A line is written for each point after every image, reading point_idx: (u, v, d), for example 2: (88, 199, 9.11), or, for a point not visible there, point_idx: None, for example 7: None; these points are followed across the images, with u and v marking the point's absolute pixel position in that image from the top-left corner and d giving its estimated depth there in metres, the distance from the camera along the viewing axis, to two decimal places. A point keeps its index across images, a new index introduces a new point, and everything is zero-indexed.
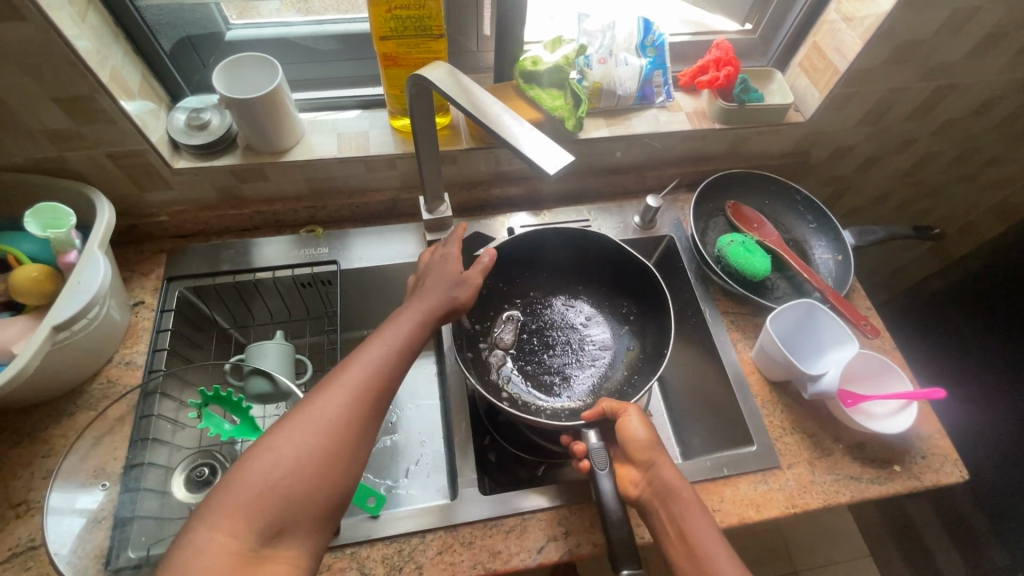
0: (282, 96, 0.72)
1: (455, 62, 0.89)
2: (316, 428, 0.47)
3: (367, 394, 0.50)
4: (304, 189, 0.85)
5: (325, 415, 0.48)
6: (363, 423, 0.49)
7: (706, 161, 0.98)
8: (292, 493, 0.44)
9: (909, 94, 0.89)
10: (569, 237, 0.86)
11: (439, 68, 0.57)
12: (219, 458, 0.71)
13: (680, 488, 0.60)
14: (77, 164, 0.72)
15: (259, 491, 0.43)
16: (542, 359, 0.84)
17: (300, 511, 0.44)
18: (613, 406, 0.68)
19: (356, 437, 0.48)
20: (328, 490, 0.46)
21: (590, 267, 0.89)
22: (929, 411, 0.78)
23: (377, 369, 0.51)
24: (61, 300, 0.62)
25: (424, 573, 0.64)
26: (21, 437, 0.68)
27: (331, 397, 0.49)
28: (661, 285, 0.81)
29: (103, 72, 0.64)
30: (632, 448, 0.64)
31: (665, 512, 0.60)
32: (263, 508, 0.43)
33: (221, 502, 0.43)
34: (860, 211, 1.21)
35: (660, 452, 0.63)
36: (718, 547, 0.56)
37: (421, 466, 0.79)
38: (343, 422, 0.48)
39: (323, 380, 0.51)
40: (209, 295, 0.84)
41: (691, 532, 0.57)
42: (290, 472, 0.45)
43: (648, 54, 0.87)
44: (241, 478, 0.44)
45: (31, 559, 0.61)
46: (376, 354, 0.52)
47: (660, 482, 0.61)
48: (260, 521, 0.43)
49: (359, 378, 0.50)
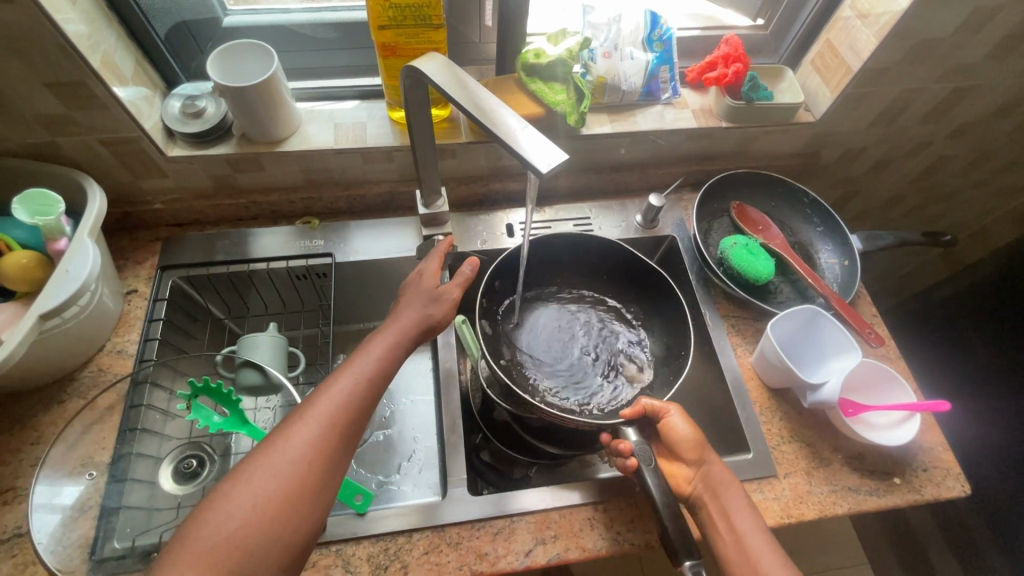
0: (277, 85, 0.71)
1: (457, 53, 0.87)
2: (281, 471, 0.46)
3: (332, 431, 0.49)
4: (300, 179, 0.84)
5: (288, 456, 0.47)
6: (329, 462, 0.48)
7: (712, 160, 0.95)
8: (253, 540, 0.44)
9: (925, 95, 0.86)
10: (583, 238, 0.83)
11: (434, 61, 0.55)
12: (208, 450, 0.72)
13: (732, 486, 0.62)
14: (70, 150, 0.71)
15: (219, 540, 0.43)
16: (575, 359, 0.78)
17: (262, 558, 0.44)
18: (655, 404, 0.66)
19: (321, 477, 0.47)
20: (290, 535, 0.45)
21: (598, 268, 0.86)
22: (932, 422, 0.76)
23: (345, 404, 0.50)
24: (48, 288, 0.61)
25: (410, 573, 0.64)
26: (10, 424, 0.68)
27: (295, 436, 0.48)
28: (666, 281, 0.79)
29: (94, 57, 0.63)
30: (681, 446, 0.65)
31: (716, 507, 0.62)
32: (223, 557, 0.42)
33: (180, 552, 0.42)
34: (869, 214, 1.19)
35: (708, 450, 0.65)
36: (766, 546, 0.58)
37: (412, 463, 0.78)
38: (307, 464, 0.47)
39: (290, 415, 0.50)
40: (204, 284, 0.83)
41: (739, 528, 0.59)
42: (253, 516, 0.44)
43: (655, 49, 0.85)
44: (201, 526, 0.43)
45: (17, 546, 0.61)
46: (345, 386, 0.51)
47: (712, 478, 0.63)
48: (220, 571, 0.42)
49: (326, 414, 0.49)
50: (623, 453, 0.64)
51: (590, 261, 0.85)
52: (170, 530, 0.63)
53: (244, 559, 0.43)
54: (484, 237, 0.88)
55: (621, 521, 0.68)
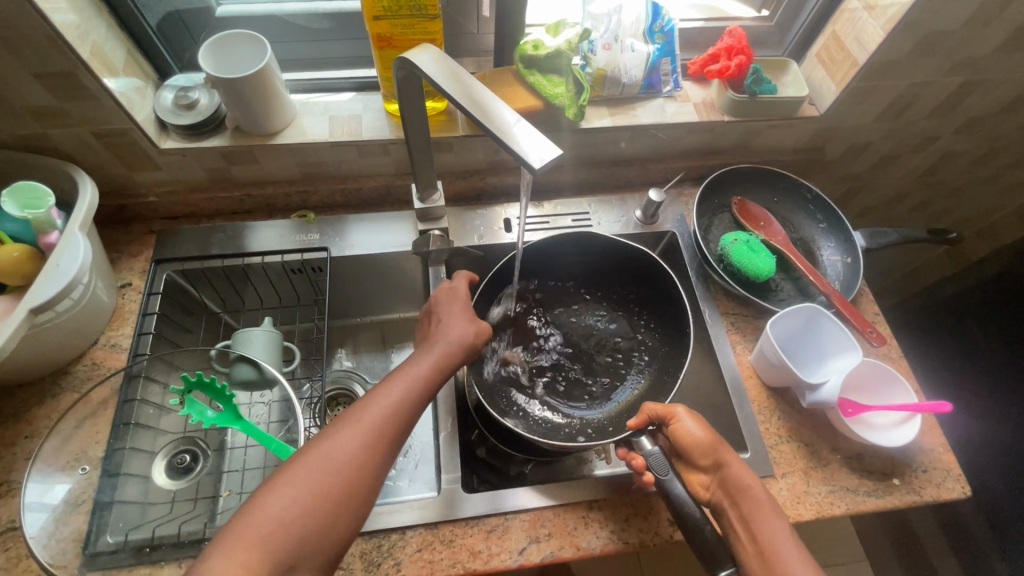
0: (270, 77, 0.70)
1: (454, 44, 0.85)
2: (338, 462, 0.47)
3: (384, 434, 0.50)
4: (295, 173, 0.83)
5: (345, 450, 0.48)
6: (378, 465, 0.49)
7: (714, 155, 0.94)
8: (307, 525, 0.44)
9: (932, 89, 0.84)
10: (574, 238, 0.83)
11: (427, 53, 0.54)
12: (201, 445, 0.72)
13: (753, 489, 0.61)
14: (62, 142, 0.70)
15: (274, 523, 0.43)
16: (562, 376, 0.80)
17: (311, 547, 0.44)
18: (659, 410, 0.66)
19: (369, 478, 0.48)
20: (335, 532, 0.46)
21: (572, 267, 0.87)
22: (933, 423, 0.75)
23: (398, 407, 0.52)
24: (38, 283, 0.61)
25: (403, 570, 0.64)
26: (4, 417, 0.68)
27: (349, 435, 0.49)
28: (672, 278, 0.80)
29: (83, 47, 0.62)
30: (693, 450, 0.64)
31: (737, 513, 0.61)
32: (276, 541, 0.43)
33: (236, 532, 0.43)
34: (874, 210, 1.17)
35: (725, 451, 0.64)
36: (793, 549, 0.57)
37: (408, 458, 0.76)
38: (358, 462, 0.48)
39: (346, 412, 0.51)
40: (198, 278, 0.82)
41: (763, 536, 0.58)
42: (309, 503, 0.45)
43: (657, 40, 0.83)
44: (258, 509, 0.44)
45: (10, 540, 0.61)
46: (399, 391, 0.53)
47: (729, 482, 0.62)
48: (272, 554, 0.43)
49: (378, 417, 0.51)
50: (636, 468, 0.66)
51: (579, 261, 0.86)
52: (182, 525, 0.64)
53: (294, 545, 0.44)
54: (481, 232, 0.87)
55: (616, 520, 0.68)
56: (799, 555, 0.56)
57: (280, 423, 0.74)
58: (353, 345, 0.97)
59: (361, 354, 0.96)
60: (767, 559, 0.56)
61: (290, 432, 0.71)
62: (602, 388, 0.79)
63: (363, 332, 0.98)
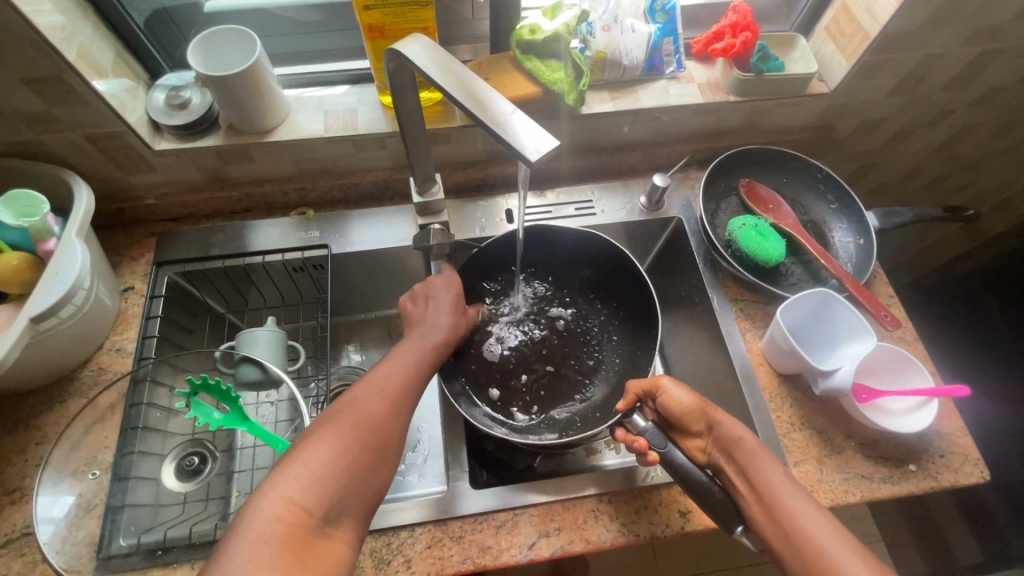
0: (261, 73, 0.68)
1: (449, 31, 0.83)
2: (371, 415, 0.49)
3: (405, 396, 0.53)
4: (292, 170, 0.82)
5: (373, 406, 0.50)
6: (405, 420, 0.52)
7: (720, 136, 0.91)
8: (348, 470, 0.46)
9: (949, 60, 0.80)
10: (575, 235, 0.82)
11: (417, 42, 0.52)
12: (210, 447, 0.72)
13: (745, 439, 0.60)
14: (55, 147, 0.70)
15: (319, 468, 0.45)
16: (548, 370, 0.79)
17: (353, 493, 0.46)
18: (643, 384, 0.67)
19: (399, 430, 0.51)
20: (374, 482, 0.47)
21: (556, 259, 0.85)
22: (950, 406, 0.73)
23: (412, 373, 0.56)
24: (38, 291, 0.61)
25: (413, 567, 0.64)
26: (14, 424, 0.68)
27: (375, 392, 0.52)
28: (642, 278, 0.79)
29: (70, 49, 0.60)
30: (684, 418, 0.65)
31: (735, 467, 0.60)
32: (322, 485, 0.44)
33: (281, 476, 0.44)
34: (887, 187, 1.13)
35: (710, 408, 0.64)
36: (793, 493, 0.55)
37: (418, 452, 0.73)
38: (388, 415, 0.51)
39: (364, 378, 0.54)
40: (201, 279, 0.82)
41: (761, 480, 0.57)
42: (350, 450, 0.47)
43: (658, 19, 0.80)
44: (300, 457, 0.45)
45: (26, 545, 0.61)
46: (411, 360, 0.57)
47: (723, 436, 0.61)
48: (320, 497, 0.44)
49: (398, 379, 0.54)
50: (639, 450, 0.63)
51: (551, 251, 0.84)
52: (193, 524, 0.65)
53: (339, 491, 0.45)
54: (482, 224, 0.86)
55: (626, 513, 0.67)
56: (800, 497, 0.55)
57: (289, 422, 0.74)
58: (361, 340, 0.96)
59: (369, 350, 0.95)
60: (771, 509, 0.55)
61: (297, 430, 0.71)
62: (586, 373, 0.80)
63: (370, 327, 0.98)
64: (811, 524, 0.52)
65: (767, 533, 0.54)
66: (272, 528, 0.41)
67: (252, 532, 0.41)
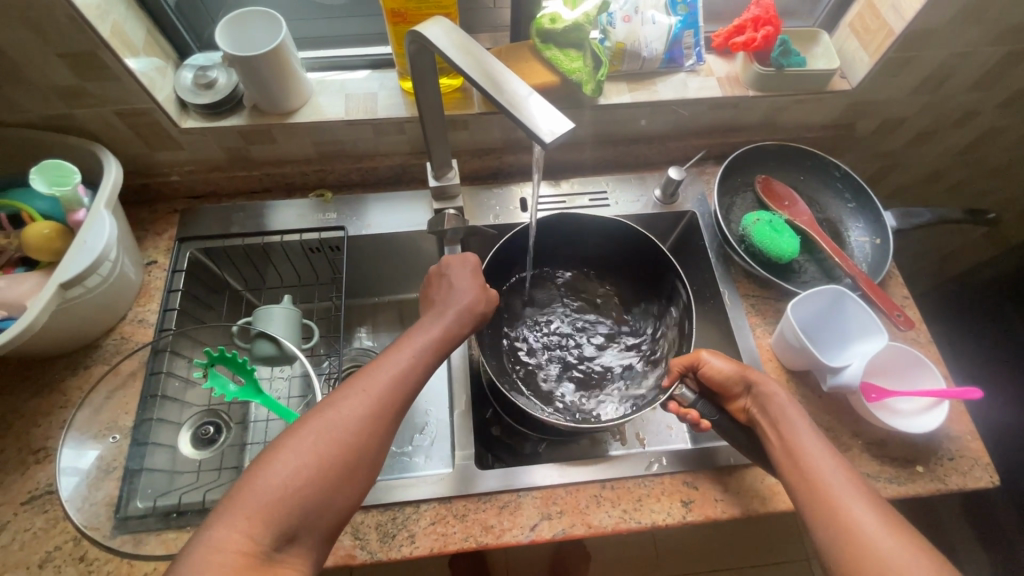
0: (285, 55, 0.70)
1: (471, 19, 0.84)
2: (338, 434, 0.48)
3: (387, 407, 0.51)
4: (312, 152, 0.83)
5: (343, 424, 0.49)
6: (377, 438, 0.50)
7: (737, 132, 0.91)
8: (305, 497, 0.45)
9: (976, 59, 0.79)
10: (602, 225, 0.82)
11: (438, 26, 0.53)
12: (225, 418, 0.74)
13: (778, 395, 0.62)
14: (86, 121, 0.72)
15: (273, 496, 0.44)
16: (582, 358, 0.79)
17: (310, 518, 0.46)
18: (683, 359, 0.68)
19: (369, 448, 0.49)
20: (334, 504, 0.47)
21: (591, 253, 0.86)
22: (962, 410, 0.73)
23: (399, 382, 0.53)
24: (67, 258, 0.63)
25: (416, 542, 0.65)
26: (39, 387, 0.71)
27: (350, 403, 0.50)
28: (674, 266, 0.78)
29: (103, 26, 0.62)
30: (725, 384, 0.66)
31: (768, 421, 0.62)
32: (276, 511, 0.44)
33: (236, 501, 0.44)
34: (908, 189, 1.12)
35: (750, 373, 0.65)
36: (813, 438, 0.58)
37: (426, 434, 0.74)
38: (356, 433, 0.49)
39: (345, 385, 0.52)
40: (220, 257, 0.84)
41: (788, 434, 0.59)
42: (310, 475, 0.46)
43: (680, 11, 0.80)
44: (258, 479, 0.45)
45: (48, 503, 0.64)
46: (401, 363, 0.54)
47: (762, 395, 0.63)
48: (273, 523, 0.44)
49: (381, 388, 0.52)
50: (693, 422, 0.66)
51: (591, 246, 0.85)
52: (208, 490, 0.67)
53: (293, 517, 0.45)
54: (497, 212, 0.86)
55: (628, 500, 0.68)
56: (818, 441, 0.58)
57: (300, 398, 0.76)
58: (373, 324, 0.98)
59: (381, 333, 0.97)
60: (790, 447, 0.58)
61: (309, 406, 0.72)
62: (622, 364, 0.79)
63: (383, 311, 0.99)
64: (822, 463, 0.56)
65: (789, 478, 0.57)
66: (215, 556, 0.42)
67: (201, 555, 0.42)
